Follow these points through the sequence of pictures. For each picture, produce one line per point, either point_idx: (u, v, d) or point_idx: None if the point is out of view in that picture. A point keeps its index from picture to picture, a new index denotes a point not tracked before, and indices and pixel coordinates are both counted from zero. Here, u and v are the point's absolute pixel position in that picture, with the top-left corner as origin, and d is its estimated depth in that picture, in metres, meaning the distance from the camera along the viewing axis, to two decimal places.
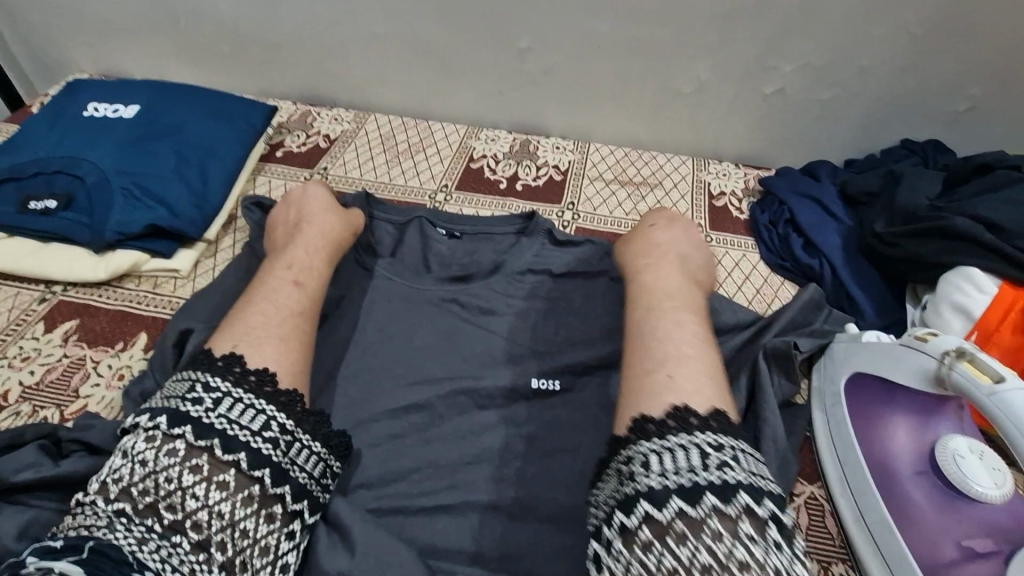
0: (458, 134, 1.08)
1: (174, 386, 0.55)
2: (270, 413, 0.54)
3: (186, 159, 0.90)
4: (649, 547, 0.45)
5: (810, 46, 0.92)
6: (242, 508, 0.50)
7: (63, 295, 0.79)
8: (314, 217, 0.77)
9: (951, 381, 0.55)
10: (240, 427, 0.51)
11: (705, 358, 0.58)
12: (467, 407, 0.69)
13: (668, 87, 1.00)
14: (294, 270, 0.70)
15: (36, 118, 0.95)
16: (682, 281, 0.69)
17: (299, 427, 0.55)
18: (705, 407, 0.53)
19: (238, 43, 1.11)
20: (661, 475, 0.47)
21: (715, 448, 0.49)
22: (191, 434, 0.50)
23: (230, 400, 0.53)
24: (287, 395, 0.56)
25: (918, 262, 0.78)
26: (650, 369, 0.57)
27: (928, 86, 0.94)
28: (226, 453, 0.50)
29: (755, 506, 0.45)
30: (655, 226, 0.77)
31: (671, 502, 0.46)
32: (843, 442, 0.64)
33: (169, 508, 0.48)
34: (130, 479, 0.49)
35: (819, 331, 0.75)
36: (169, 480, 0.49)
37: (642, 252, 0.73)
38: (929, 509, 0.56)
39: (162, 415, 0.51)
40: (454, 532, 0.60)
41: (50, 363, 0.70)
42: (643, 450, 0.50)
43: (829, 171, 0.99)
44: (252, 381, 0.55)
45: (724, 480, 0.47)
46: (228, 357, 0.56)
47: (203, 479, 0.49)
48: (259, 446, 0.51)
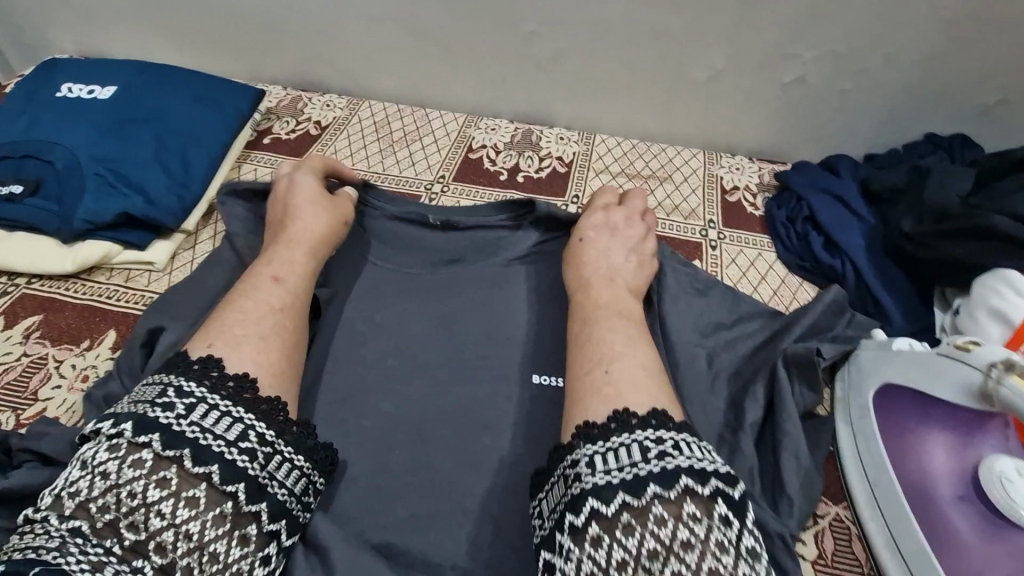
0: (456, 123, 1.03)
1: (144, 389, 0.49)
2: (249, 422, 0.48)
3: (165, 144, 0.84)
4: (598, 542, 0.42)
5: (834, 32, 0.86)
6: (213, 528, 0.44)
7: (27, 287, 0.73)
8: (299, 213, 0.70)
9: (999, 398, 0.49)
10: (214, 437, 0.46)
11: (640, 352, 0.56)
12: (463, 413, 0.63)
13: (680, 75, 0.94)
14: (274, 265, 0.64)
15: (7, 99, 0.89)
16: (618, 284, 0.66)
17: (280, 438, 0.49)
18: (642, 407, 0.50)
19: (225, 24, 1.05)
20: (606, 473, 0.45)
21: (655, 441, 0.46)
22: (159, 443, 0.44)
23: (205, 406, 0.47)
24: (269, 402, 0.50)
25: (950, 263, 0.72)
26: (587, 370, 0.55)
27: (958, 77, 0.89)
28: (197, 466, 0.44)
29: (696, 487, 0.43)
30: (585, 238, 0.71)
31: (615, 496, 0.44)
32: (872, 458, 0.58)
33: (131, 528, 0.43)
34: (88, 493, 0.43)
35: (842, 337, 0.69)
36: (132, 495, 0.43)
37: (575, 258, 0.70)
38: (974, 539, 0.51)
39: (127, 422, 0.45)
40: (446, 554, 0.54)
41: (7, 363, 0.65)
42: (586, 452, 0.47)
43: (849, 166, 0.94)
44: (231, 387, 0.49)
45: (665, 468, 0.45)
46: (205, 360, 0.50)
47: (171, 495, 0.44)
48: (234, 458, 0.46)
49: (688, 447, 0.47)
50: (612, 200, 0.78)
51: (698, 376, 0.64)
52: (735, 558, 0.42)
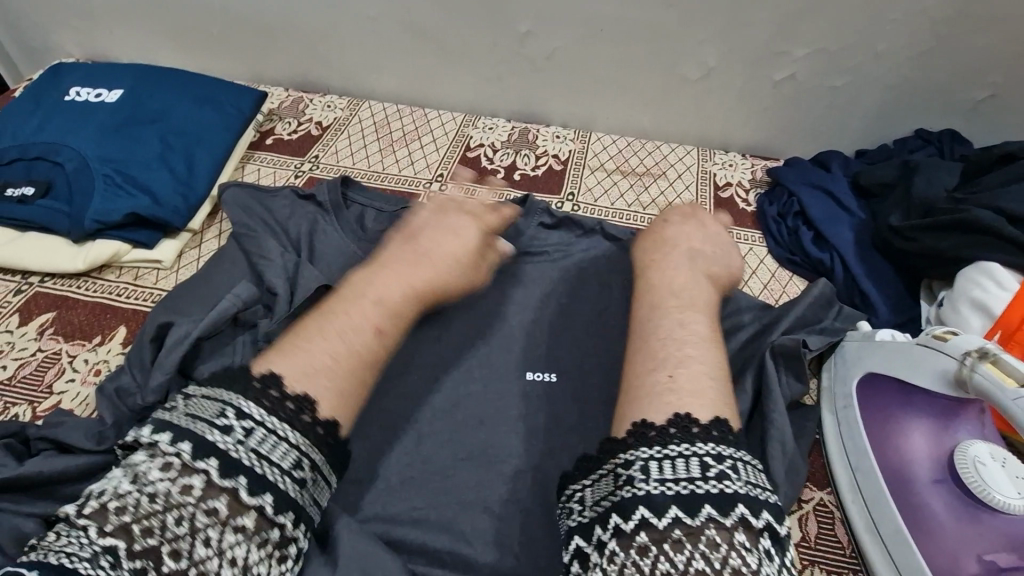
0: (455, 122, 1.05)
1: (200, 402, 0.46)
2: (304, 449, 0.47)
3: (171, 145, 0.86)
4: (645, 551, 0.43)
5: (825, 31, 0.88)
6: (257, 556, 0.43)
7: (39, 286, 0.76)
8: (434, 259, 0.68)
9: (972, 384, 0.52)
10: (269, 464, 0.44)
11: (710, 358, 0.56)
12: (461, 405, 0.65)
13: (674, 74, 0.96)
14: (382, 305, 0.61)
15: (17, 103, 0.92)
16: (695, 274, 0.67)
17: (326, 465, 0.48)
18: (706, 416, 0.50)
19: (228, 27, 1.07)
20: (661, 482, 0.45)
21: (715, 459, 0.46)
22: (215, 470, 0.42)
23: (261, 431, 0.45)
24: (323, 426, 0.49)
25: (935, 257, 0.74)
26: (652, 369, 0.55)
27: (947, 73, 0.90)
28: (250, 496, 0.43)
29: (752, 519, 0.43)
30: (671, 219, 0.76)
31: (669, 509, 0.43)
32: (854, 446, 0.60)
33: (172, 554, 0.41)
34: (136, 512, 0.41)
35: (830, 329, 0.71)
36: (180, 520, 0.42)
37: (656, 242, 0.73)
38: (950, 519, 0.53)
39: (185, 442, 0.43)
40: (445, 539, 0.56)
41: (23, 358, 0.67)
42: (643, 455, 0.47)
43: (840, 162, 0.95)
44: (288, 409, 0.48)
45: (723, 491, 0.44)
46: (267, 376, 0.48)
47: (219, 523, 0.42)
48: (286, 488, 0.45)
49: (743, 468, 0.47)
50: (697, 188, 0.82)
51: None
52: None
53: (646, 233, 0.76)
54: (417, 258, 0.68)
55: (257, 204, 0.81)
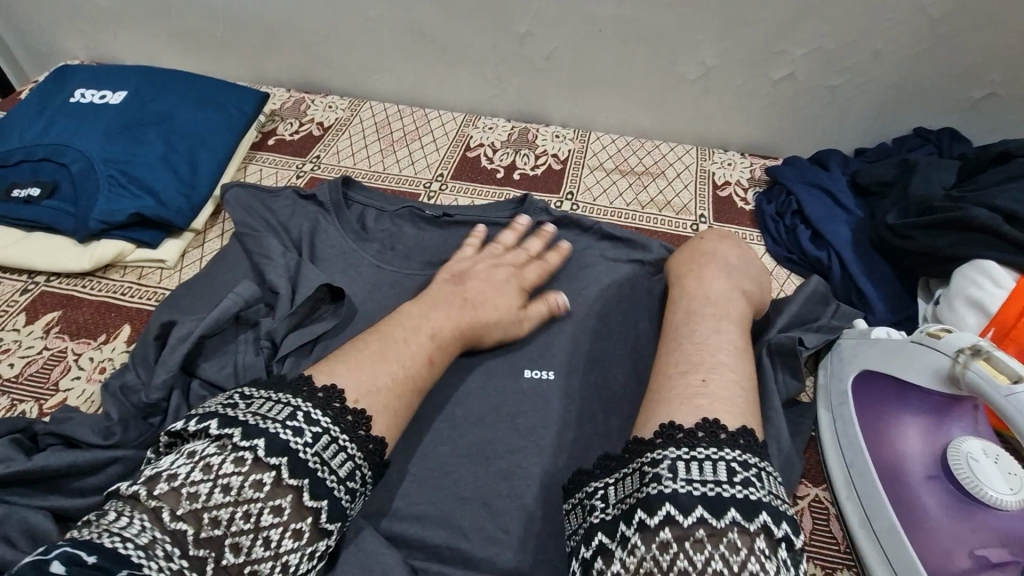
0: (455, 122, 1.06)
1: (269, 401, 0.47)
2: (358, 461, 0.48)
3: (175, 146, 0.87)
4: (666, 548, 0.42)
5: (823, 29, 0.88)
6: (305, 562, 0.45)
7: (45, 285, 0.77)
8: (480, 300, 0.68)
9: (965, 380, 0.52)
10: (330, 471, 0.46)
11: (740, 366, 0.56)
12: (460, 403, 0.66)
13: (672, 73, 0.96)
14: (433, 342, 0.61)
15: (23, 105, 0.93)
16: (731, 286, 0.67)
17: (372, 478, 0.50)
18: (735, 423, 0.50)
19: (230, 29, 1.08)
20: (687, 482, 0.44)
21: (742, 465, 0.46)
22: (285, 470, 0.44)
23: (327, 438, 0.47)
24: (374, 442, 0.50)
25: (932, 255, 0.74)
26: (684, 371, 0.55)
27: (946, 71, 0.90)
28: (311, 499, 0.45)
29: (775, 527, 0.42)
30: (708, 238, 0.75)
31: (694, 509, 0.43)
32: (850, 443, 0.61)
33: (233, 548, 0.42)
34: (206, 501, 0.42)
35: (827, 327, 0.71)
36: (246, 516, 0.43)
37: (694, 257, 0.72)
38: (944, 516, 0.53)
39: (260, 439, 0.44)
40: (445, 535, 0.57)
41: (30, 356, 0.69)
42: (670, 455, 0.46)
43: (839, 161, 0.96)
44: (349, 422, 0.49)
45: (747, 496, 0.44)
46: (329, 390, 0.50)
47: (281, 523, 0.43)
48: (340, 496, 0.46)
49: (768, 478, 0.46)
50: None
51: None
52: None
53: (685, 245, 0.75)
54: (462, 298, 0.67)
55: (260, 204, 0.82)
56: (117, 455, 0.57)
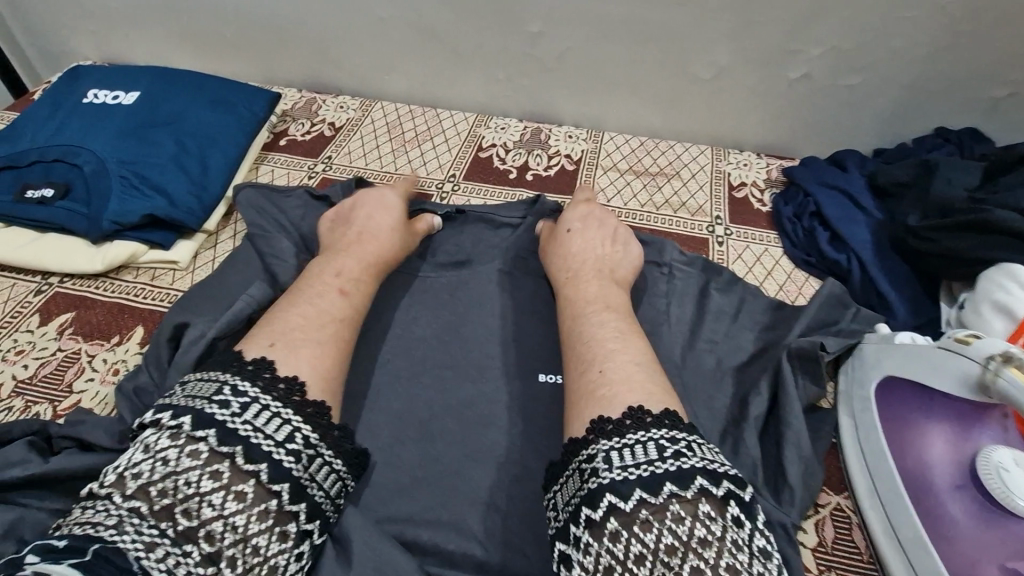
0: (466, 122, 1.05)
1: (196, 385, 0.50)
2: (296, 424, 0.49)
3: (187, 148, 0.87)
4: (617, 537, 0.43)
5: (840, 27, 0.86)
6: (257, 522, 0.45)
7: (59, 286, 0.77)
8: (379, 231, 0.73)
9: (997, 388, 0.51)
10: (264, 436, 0.47)
11: (635, 349, 0.58)
12: (472, 406, 0.65)
13: (685, 72, 0.95)
14: (342, 279, 0.66)
15: (36, 105, 0.93)
16: (603, 279, 0.68)
17: (322, 441, 0.50)
18: (658, 407, 0.51)
19: (240, 29, 1.07)
20: (623, 469, 0.46)
21: (670, 440, 0.47)
22: (214, 438, 0.45)
23: (257, 406, 0.48)
24: (313, 405, 0.51)
25: (956, 258, 0.73)
26: (586, 366, 0.57)
27: (967, 70, 0.88)
28: (249, 463, 0.45)
29: (711, 490, 0.44)
30: (572, 230, 0.73)
31: (633, 492, 0.44)
32: (872, 450, 0.60)
33: (184, 514, 0.43)
34: (149, 477, 0.44)
35: (846, 330, 0.70)
36: (187, 483, 0.44)
37: (561, 256, 0.72)
38: (969, 523, 0.52)
39: (185, 415, 0.46)
40: (458, 539, 0.56)
41: (44, 357, 0.68)
42: (603, 447, 0.48)
43: (856, 161, 0.94)
44: (280, 389, 0.51)
45: (680, 468, 0.45)
46: (257, 363, 0.52)
47: (222, 487, 0.44)
48: (282, 459, 0.47)
49: (699, 447, 0.48)
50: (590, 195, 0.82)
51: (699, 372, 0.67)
52: (750, 557, 0.43)
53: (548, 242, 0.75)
54: (360, 236, 0.72)
55: (270, 204, 0.82)
56: None
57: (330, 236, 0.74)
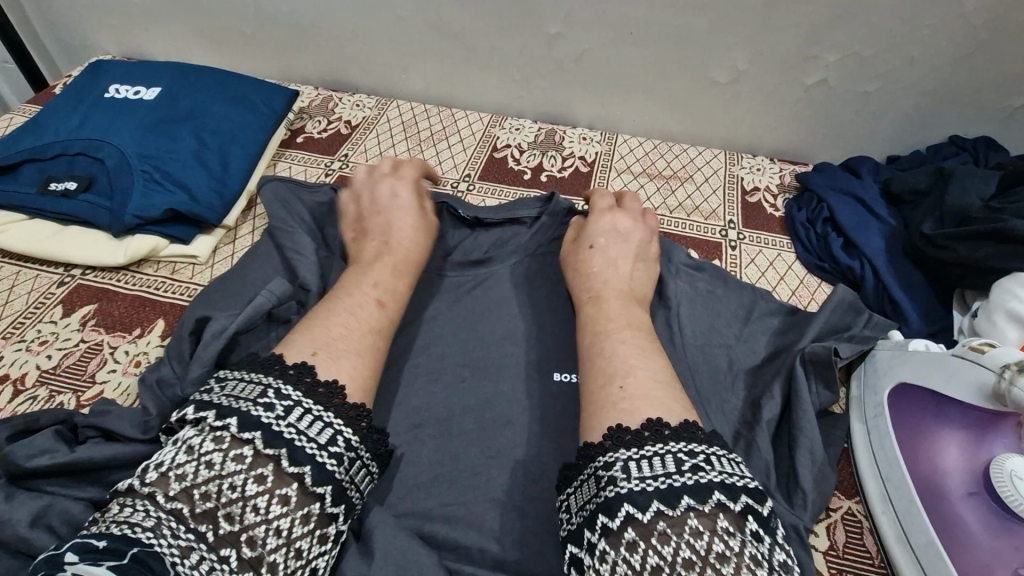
0: (481, 122, 1.06)
1: (237, 385, 0.50)
2: (338, 427, 0.50)
3: (207, 143, 0.88)
4: (634, 547, 0.44)
5: (858, 34, 0.86)
6: (300, 526, 0.46)
7: (81, 278, 0.78)
8: (401, 236, 0.74)
9: (1012, 397, 0.52)
10: (307, 438, 0.48)
11: (643, 358, 0.59)
12: (490, 405, 0.65)
13: (702, 76, 0.96)
14: (379, 289, 0.67)
15: (59, 99, 0.94)
16: (626, 299, 0.68)
17: (362, 444, 0.51)
18: (675, 419, 0.52)
19: (259, 26, 1.08)
20: (641, 480, 0.46)
21: (689, 454, 0.48)
22: (260, 440, 0.46)
23: (300, 410, 0.49)
24: (355, 409, 0.52)
25: (970, 266, 0.74)
26: (604, 383, 0.57)
27: (983, 79, 0.89)
28: (292, 466, 0.46)
29: (729, 504, 0.45)
30: (595, 246, 0.73)
31: (651, 504, 0.45)
32: (886, 457, 0.60)
33: (227, 518, 0.44)
34: (193, 479, 0.45)
35: (859, 337, 0.71)
36: (232, 487, 0.45)
37: (586, 274, 0.72)
38: (983, 532, 0.53)
39: (231, 417, 0.47)
40: (476, 536, 0.56)
41: (67, 348, 0.70)
42: (622, 457, 0.48)
43: (870, 167, 0.95)
44: (321, 393, 0.51)
45: (698, 482, 0.46)
46: (300, 366, 0.53)
47: (266, 491, 0.46)
48: (324, 462, 0.48)
49: (719, 461, 0.48)
50: (611, 201, 0.81)
51: (714, 374, 0.68)
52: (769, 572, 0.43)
53: (572, 259, 0.74)
54: (384, 246, 0.73)
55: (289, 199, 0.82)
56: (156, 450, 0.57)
57: (354, 250, 0.75)
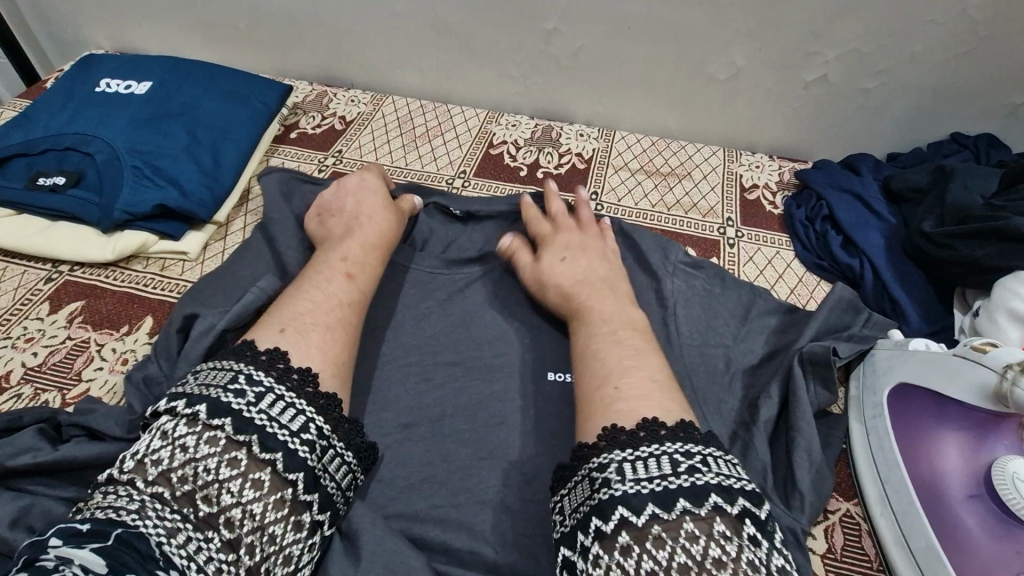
0: (478, 118, 1.05)
1: (209, 374, 0.49)
2: (310, 415, 0.49)
3: (199, 138, 0.87)
4: (628, 551, 0.42)
5: (859, 30, 0.85)
6: (273, 511, 0.45)
7: (69, 274, 0.77)
8: (369, 213, 0.74)
9: (1013, 397, 0.51)
10: (279, 425, 0.47)
11: (638, 358, 0.58)
12: (483, 405, 0.64)
13: (700, 72, 0.94)
14: (349, 262, 0.66)
15: (49, 94, 0.93)
16: (619, 297, 0.67)
17: (334, 433, 0.50)
18: (671, 419, 0.51)
19: (253, 20, 1.07)
20: (636, 482, 0.45)
21: (685, 455, 0.47)
22: (231, 427, 0.45)
23: (272, 396, 0.48)
24: (326, 399, 0.51)
25: (970, 265, 0.73)
26: (597, 384, 0.56)
27: (986, 76, 0.88)
28: (264, 452, 0.45)
29: (726, 507, 0.43)
30: (565, 258, 0.71)
31: (646, 507, 0.44)
32: (884, 457, 0.59)
33: (204, 500, 0.44)
34: (170, 463, 0.44)
35: (857, 336, 0.70)
36: (207, 471, 0.44)
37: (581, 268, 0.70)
38: (981, 535, 0.52)
39: (201, 404, 0.46)
40: (468, 538, 0.55)
41: (53, 345, 0.68)
42: (616, 458, 0.47)
43: (870, 165, 0.94)
44: (294, 380, 0.50)
45: (695, 484, 0.45)
46: (272, 352, 0.52)
47: (239, 475, 0.45)
48: (296, 448, 0.47)
49: (716, 462, 0.47)
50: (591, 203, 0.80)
51: (710, 374, 0.67)
52: None
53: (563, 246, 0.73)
54: (349, 225, 0.72)
55: (283, 195, 0.81)
56: None
57: (322, 233, 0.73)
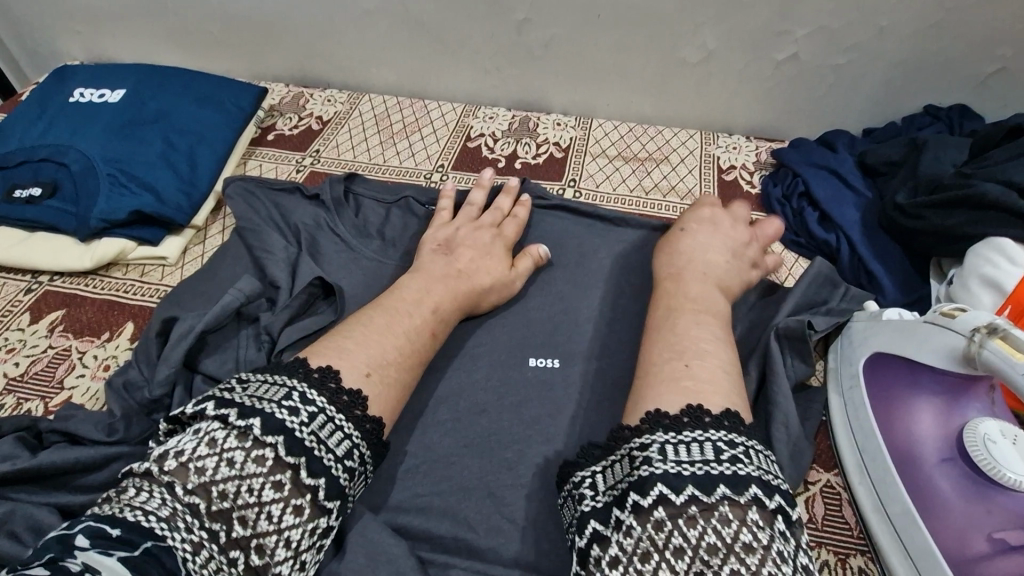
0: (454, 113, 1.05)
1: (260, 385, 0.48)
2: (356, 439, 0.48)
3: (175, 145, 0.87)
4: (661, 527, 0.41)
5: (827, 6, 0.85)
6: (308, 538, 0.45)
7: (49, 285, 0.77)
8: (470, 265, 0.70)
9: (980, 359, 0.51)
10: (326, 449, 0.46)
11: None
12: (464, 394, 0.65)
13: (672, 57, 0.95)
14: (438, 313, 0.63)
15: (23, 105, 0.93)
16: (707, 283, 0.66)
17: (372, 458, 0.50)
18: (718, 407, 0.49)
19: (226, 25, 1.07)
20: (678, 464, 0.43)
21: (729, 443, 0.45)
22: (282, 447, 0.44)
23: (323, 417, 0.47)
24: (372, 422, 0.50)
25: (943, 235, 0.73)
26: (668, 357, 0.55)
27: (955, 47, 0.88)
28: (309, 477, 0.45)
29: (767, 500, 0.42)
30: (687, 230, 0.72)
31: (686, 487, 0.42)
32: (860, 426, 0.60)
33: (240, 521, 0.43)
34: (213, 475, 0.43)
35: (836, 310, 0.70)
36: (249, 491, 0.43)
37: (677, 257, 0.69)
38: (957, 499, 0.52)
39: (256, 418, 0.44)
40: (450, 525, 0.56)
41: (35, 355, 0.69)
42: (659, 439, 0.45)
43: (845, 141, 0.94)
44: (344, 401, 0.49)
45: (736, 473, 0.43)
46: (324, 370, 0.50)
47: (281, 500, 0.44)
48: (338, 474, 0.47)
49: (755, 455, 0.45)
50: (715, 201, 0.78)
51: None
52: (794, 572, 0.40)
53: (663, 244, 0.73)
54: (454, 270, 0.68)
55: (259, 194, 0.82)
56: (124, 454, 0.57)
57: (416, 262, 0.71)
